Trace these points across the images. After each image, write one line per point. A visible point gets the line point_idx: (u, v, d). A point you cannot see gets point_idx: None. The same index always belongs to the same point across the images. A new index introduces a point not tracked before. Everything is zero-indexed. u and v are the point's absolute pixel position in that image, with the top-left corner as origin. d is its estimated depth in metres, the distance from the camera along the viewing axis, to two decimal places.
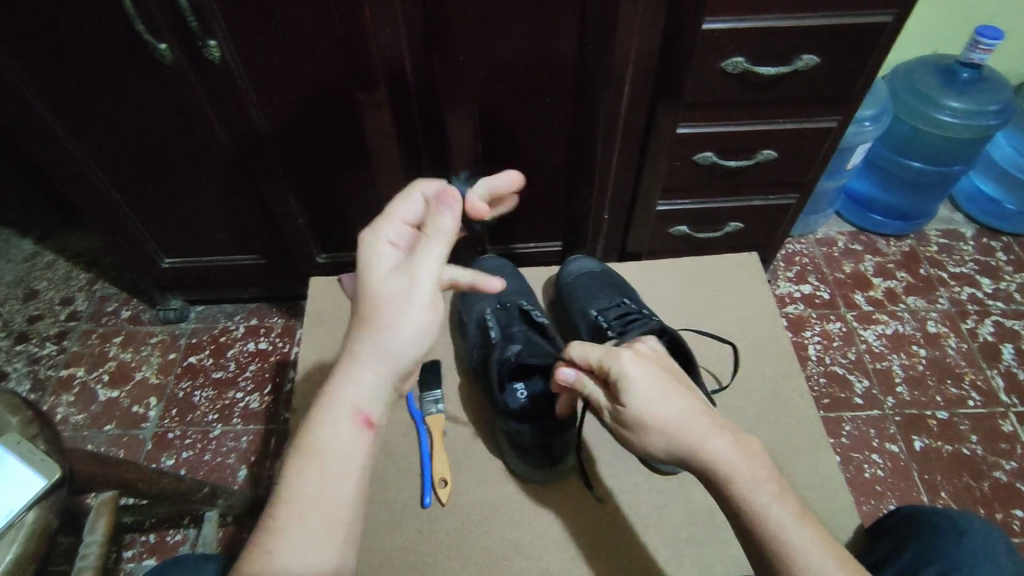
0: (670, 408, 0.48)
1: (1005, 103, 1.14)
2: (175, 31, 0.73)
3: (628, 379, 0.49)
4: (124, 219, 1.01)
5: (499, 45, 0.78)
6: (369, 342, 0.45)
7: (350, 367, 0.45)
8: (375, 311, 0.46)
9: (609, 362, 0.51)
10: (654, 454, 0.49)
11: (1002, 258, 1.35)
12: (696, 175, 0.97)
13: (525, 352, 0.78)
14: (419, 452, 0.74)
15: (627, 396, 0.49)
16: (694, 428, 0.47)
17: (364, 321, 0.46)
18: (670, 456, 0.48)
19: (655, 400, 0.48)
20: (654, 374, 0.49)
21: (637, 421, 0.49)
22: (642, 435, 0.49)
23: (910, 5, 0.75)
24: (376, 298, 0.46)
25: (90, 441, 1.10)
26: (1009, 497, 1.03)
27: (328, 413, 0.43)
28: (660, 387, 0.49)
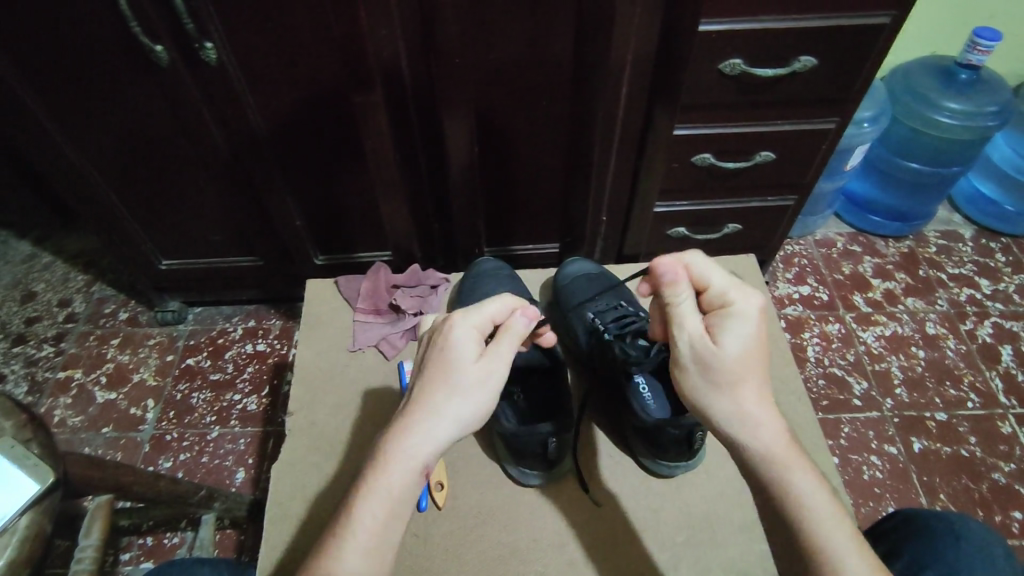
0: (756, 363, 0.51)
1: (1003, 105, 1.14)
2: (172, 33, 0.73)
3: (742, 320, 0.53)
4: (121, 221, 1.01)
5: (495, 47, 0.78)
6: (437, 410, 0.50)
7: (419, 431, 0.50)
8: (446, 385, 0.51)
9: (733, 297, 0.54)
10: (718, 386, 0.51)
11: (1001, 259, 1.35)
12: (694, 176, 0.97)
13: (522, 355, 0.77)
14: None
15: (734, 332, 0.52)
16: (765, 391, 0.51)
17: (438, 392, 0.51)
18: (737, 397, 0.50)
19: (752, 351, 0.51)
20: (762, 329, 0.53)
21: (725, 352, 0.51)
22: (717, 365, 0.51)
23: (907, 6, 0.75)
24: (451, 373, 0.52)
25: (87, 444, 1.10)
26: (1008, 499, 1.03)
27: (391, 471, 0.48)
28: (761, 341, 0.52)
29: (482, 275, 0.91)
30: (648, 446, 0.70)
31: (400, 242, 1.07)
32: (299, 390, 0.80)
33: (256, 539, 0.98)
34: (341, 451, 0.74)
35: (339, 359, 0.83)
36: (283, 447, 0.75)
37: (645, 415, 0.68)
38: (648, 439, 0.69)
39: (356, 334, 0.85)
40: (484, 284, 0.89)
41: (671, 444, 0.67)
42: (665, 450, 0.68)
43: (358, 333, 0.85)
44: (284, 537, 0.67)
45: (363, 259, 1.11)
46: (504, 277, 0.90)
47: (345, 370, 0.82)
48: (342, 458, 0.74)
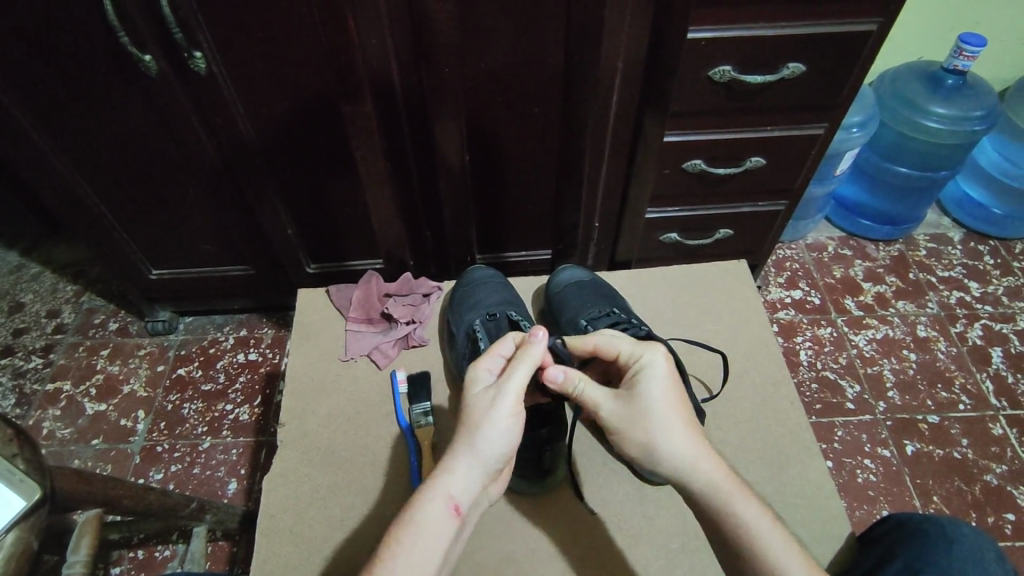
0: (672, 415, 0.57)
1: (990, 109, 1.15)
2: (160, 43, 0.72)
3: (647, 380, 0.58)
4: (110, 231, 1.01)
5: (485, 55, 0.78)
6: (474, 439, 0.54)
7: (453, 458, 0.55)
8: (468, 411, 0.57)
9: (639, 357, 0.60)
10: (643, 439, 0.57)
11: (990, 262, 1.36)
12: (685, 182, 0.97)
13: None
14: (409, 467, 0.73)
15: (639, 388, 0.58)
16: (690, 437, 0.56)
17: (462, 424, 0.56)
18: (666, 451, 0.55)
19: (669, 401, 0.57)
20: (667, 384, 0.58)
21: (641, 410, 0.57)
22: (636, 423, 0.57)
23: (894, 12, 0.76)
24: (471, 400, 0.57)
25: (77, 456, 1.09)
26: (1000, 501, 1.04)
27: (428, 497, 0.53)
28: (670, 400, 0.57)
29: (475, 284, 0.91)
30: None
31: (392, 251, 1.06)
32: (291, 400, 0.79)
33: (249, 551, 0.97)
34: (334, 461, 0.74)
35: (330, 369, 0.83)
36: (275, 458, 0.74)
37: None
38: None
39: (348, 344, 0.84)
40: (475, 293, 0.89)
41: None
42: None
43: (349, 343, 0.84)
44: (277, 550, 0.66)
45: (355, 267, 1.11)
46: (497, 286, 0.91)
47: (337, 379, 0.82)
48: (335, 469, 0.73)
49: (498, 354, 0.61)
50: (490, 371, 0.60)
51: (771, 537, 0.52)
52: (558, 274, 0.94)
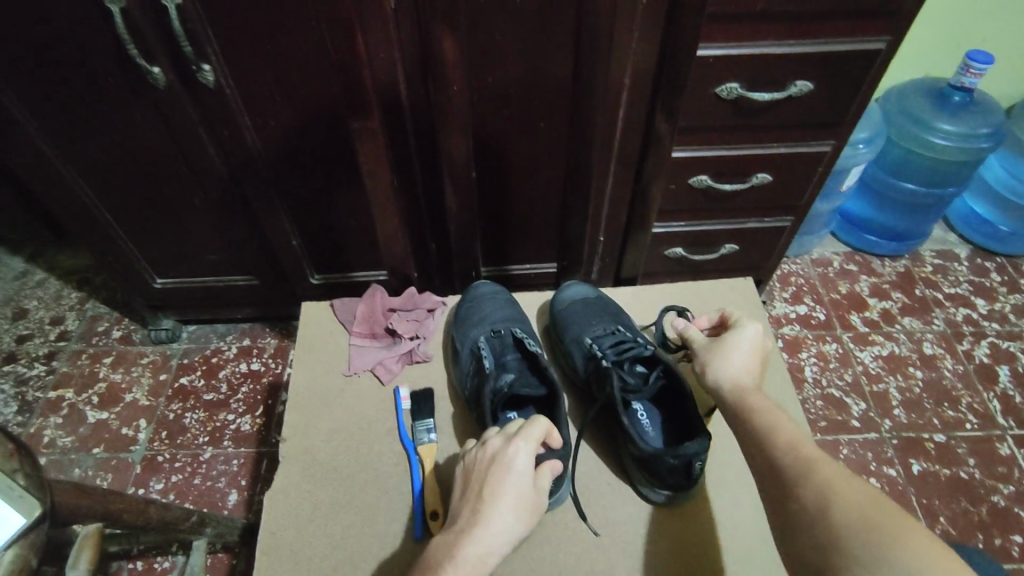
0: (751, 360, 0.65)
1: (996, 127, 1.16)
2: (170, 55, 0.73)
3: (743, 330, 0.68)
4: (116, 240, 1.01)
5: (493, 71, 0.79)
6: (521, 510, 0.55)
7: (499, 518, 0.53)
8: (512, 502, 0.55)
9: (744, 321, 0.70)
10: (719, 362, 0.65)
11: (997, 279, 1.35)
12: (691, 198, 0.97)
13: (517, 382, 0.76)
14: (411, 484, 0.72)
15: (730, 335, 0.68)
16: (749, 367, 0.64)
17: (504, 486, 0.56)
18: (724, 365, 0.65)
19: (748, 349, 0.66)
20: (763, 346, 0.67)
21: (729, 345, 0.67)
22: (714, 347, 0.68)
23: (902, 32, 0.76)
24: (514, 489, 0.55)
25: (77, 465, 1.08)
26: (1007, 522, 1.03)
27: (476, 551, 0.51)
28: (757, 356, 0.66)
29: (479, 299, 0.90)
30: (650, 476, 0.69)
31: (396, 263, 1.06)
32: (294, 415, 0.79)
33: (248, 564, 0.96)
34: (336, 477, 0.73)
35: (334, 383, 0.82)
36: (276, 473, 0.74)
37: (643, 445, 0.67)
38: (648, 468, 0.68)
39: (352, 358, 0.84)
40: (479, 310, 0.89)
41: (671, 473, 0.66)
42: (666, 478, 0.67)
43: (353, 357, 0.84)
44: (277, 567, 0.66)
45: (359, 279, 1.10)
46: (503, 302, 0.90)
47: (340, 394, 0.81)
48: (337, 485, 0.73)
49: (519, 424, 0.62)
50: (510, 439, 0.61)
51: (783, 430, 0.55)
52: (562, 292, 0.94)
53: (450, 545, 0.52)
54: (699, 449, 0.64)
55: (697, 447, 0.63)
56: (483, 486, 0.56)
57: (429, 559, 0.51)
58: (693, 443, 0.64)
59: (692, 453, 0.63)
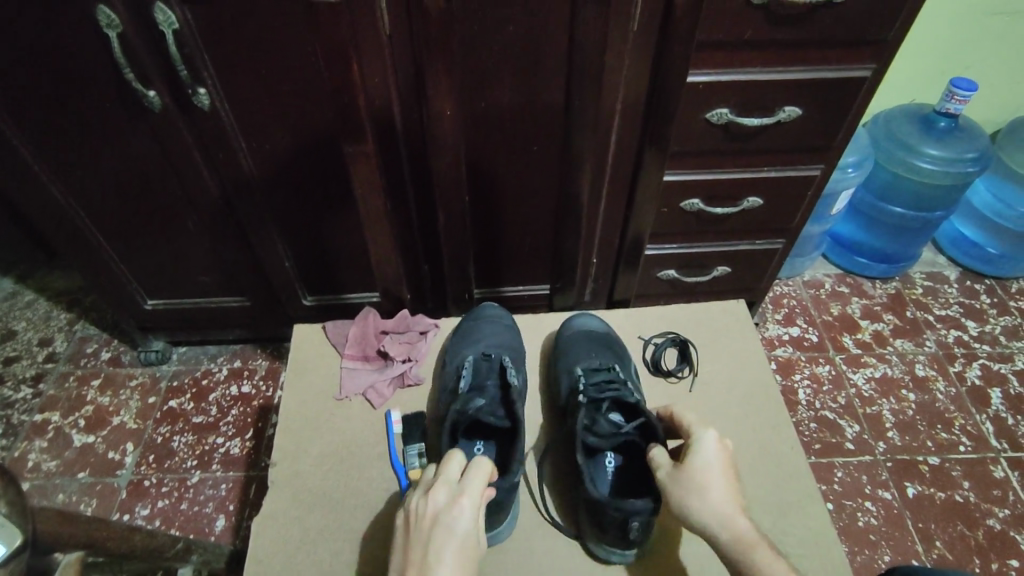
0: (727, 481, 0.60)
1: (981, 151, 1.18)
2: (166, 79, 0.73)
3: (702, 447, 0.62)
4: (107, 261, 1.00)
5: (486, 96, 0.80)
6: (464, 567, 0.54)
7: None
8: (457, 565, 0.53)
9: (699, 432, 0.63)
10: (693, 501, 0.59)
11: (986, 301, 1.36)
12: (683, 221, 0.98)
13: (485, 409, 0.74)
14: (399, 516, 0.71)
15: (692, 457, 0.61)
16: (729, 497, 0.59)
17: (446, 546, 0.54)
18: (701, 504, 0.58)
19: (719, 473, 0.60)
20: (727, 457, 0.61)
21: (695, 475, 0.60)
22: (680, 481, 0.60)
23: (887, 60, 0.77)
24: (458, 549, 0.54)
25: (61, 490, 1.06)
26: (1004, 546, 1.02)
27: None
28: (726, 469, 0.60)
29: (481, 321, 0.90)
30: (591, 524, 0.67)
31: (389, 285, 1.06)
32: (284, 439, 0.78)
33: None
34: (325, 503, 0.72)
35: (325, 407, 0.81)
36: (265, 499, 0.72)
37: (591, 488, 0.66)
38: (594, 517, 0.66)
39: (342, 382, 0.83)
40: (476, 333, 0.89)
41: (610, 526, 0.65)
42: (604, 530, 0.66)
43: (344, 381, 0.84)
44: None
45: (352, 300, 1.10)
46: (499, 327, 0.90)
47: (331, 418, 0.80)
48: (326, 511, 0.71)
49: (457, 470, 0.60)
50: (449, 487, 0.58)
51: None
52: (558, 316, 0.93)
53: None
54: (645, 506, 0.63)
55: (642, 505, 0.63)
56: (427, 547, 0.54)
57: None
58: (639, 500, 0.63)
59: (634, 509, 0.62)
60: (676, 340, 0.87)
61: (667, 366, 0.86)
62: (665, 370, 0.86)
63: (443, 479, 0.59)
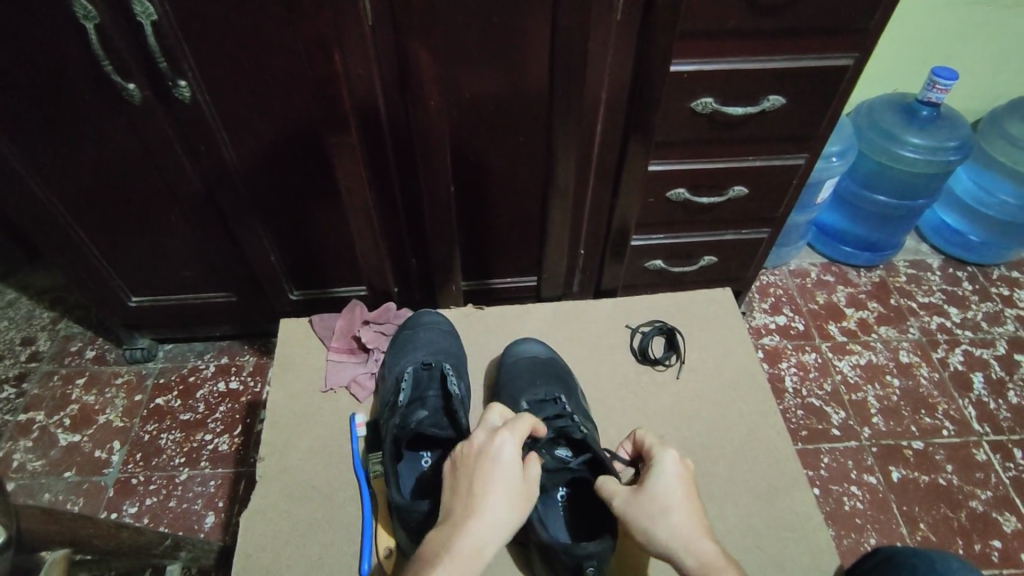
0: (690, 504, 0.57)
1: (963, 140, 1.19)
2: (145, 71, 0.72)
3: (661, 468, 0.59)
4: (89, 258, 0.99)
5: (470, 86, 0.79)
6: (512, 496, 0.55)
7: (490, 511, 0.53)
8: (503, 493, 0.54)
9: (657, 453, 0.61)
10: (654, 524, 0.56)
11: (969, 288, 1.38)
12: (669, 210, 0.98)
13: (428, 421, 0.73)
14: (360, 522, 0.70)
15: (650, 479, 0.59)
16: (691, 518, 0.56)
17: (489, 476, 0.55)
18: (661, 527, 0.55)
19: (678, 492, 0.57)
20: (688, 477, 0.59)
21: (654, 498, 0.57)
22: (639, 505, 0.57)
23: (869, 48, 0.78)
24: (503, 479, 0.55)
25: (48, 489, 1.05)
26: (986, 527, 1.04)
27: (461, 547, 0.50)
28: (687, 489, 0.58)
29: (417, 331, 0.88)
30: (545, 567, 0.64)
31: (375, 279, 1.06)
32: (271, 433, 0.78)
33: None
34: (314, 497, 0.72)
35: (312, 401, 0.81)
36: (253, 494, 0.72)
37: (541, 530, 0.63)
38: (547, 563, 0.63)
39: (328, 374, 0.83)
40: (420, 340, 0.86)
41: (563, 570, 0.61)
42: (557, 573, 0.62)
43: (330, 373, 0.83)
44: None
45: (339, 294, 1.10)
46: (440, 333, 0.88)
47: (319, 411, 0.80)
48: (316, 504, 0.71)
49: (499, 411, 0.62)
50: (490, 426, 0.60)
51: None
52: (544, 307, 0.94)
53: (444, 540, 0.51)
54: (599, 549, 0.60)
55: (596, 548, 0.60)
56: (471, 480, 0.55)
57: (423, 559, 0.51)
58: (590, 543, 0.60)
59: (586, 553, 0.59)
60: (664, 328, 0.87)
61: (655, 355, 0.87)
62: (652, 358, 0.86)
63: (485, 420, 0.61)
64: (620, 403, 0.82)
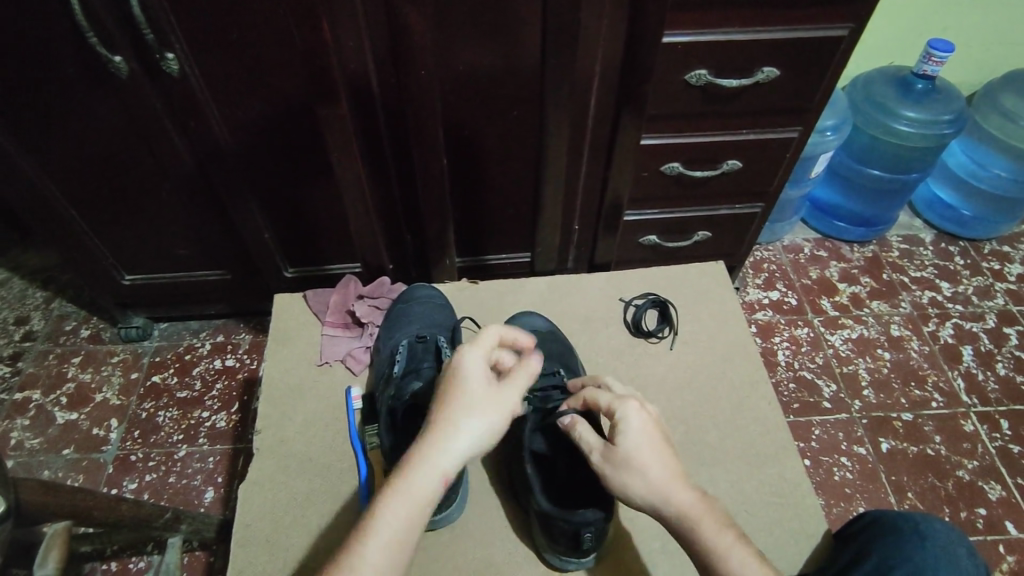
0: (665, 455, 0.56)
1: (957, 114, 1.19)
2: (131, 43, 0.71)
3: (622, 426, 0.57)
4: (80, 236, 0.98)
5: (462, 58, 0.78)
6: (474, 416, 0.54)
7: (452, 436, 0.53)
8: (464, 410, 0.55)
9: (620, 409, 0.58)
10: (634, 483, 0.55)
11: (960, 262, 1.39)
12: (663, 185, 0.98)
13: (423, 392, 0.74)
14: (358, 494, 0.71)
15: (619, 438, 0.57)
16: (665, 467, 0.55)
17: (455, 391, 0.56)
18: (641, 487, 0.55)
19: (649, 447, 0.56)
20: (655, 426, 0.57)
21: (629, 460, 0.55)
22: (617, 468, 0.56)
23: (864, 19, 0.77)
24: (466, 393, 0.56)
25: (47, 467, 1.06)
26: (972, 496, 1.06)
27: (419, 467, 0.52)
28: (655, 439, 0.57)
29: (415, 302, 0.89)
30: (544, 535, 0.65)
31: (369, 255, 1.06)
32: (267, 407, 0.78)
33: (225, 560, 0.96)
34: (310, 470, 0.73)
35: (308, 376, 0.82)
36: (251, 466, 0.73)
37: (542, 500, 0.64)
38: (545, 530, 0.64)
39: (323, 348, 0.84)
40: (411, 315, 0.87)
41: (562, 536, 0.63)
42: (555, 541, 0.64)
43: (325, 347, 0.84)
44: (251, 561, 0.66)
45: (334, 271, 1.10)
46: (436, 306, 0.88)
47: (315, 386, 0.81)
48: (313, 476, 0.73)
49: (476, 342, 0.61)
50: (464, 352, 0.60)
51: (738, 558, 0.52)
52: (538, 281, 0.94)
53: (408, 456, 0.54)
54: (596, 516, 0.61)
55: (593, 516, 0.61)
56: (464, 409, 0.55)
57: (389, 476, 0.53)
58: (588, 510, 0.61)
59: (583, 520, 0.60)
60: (657, 301, 0.88)
61: (648, 327, 0.87)
62: (646, 331, 0.87)
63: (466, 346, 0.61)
64: (613, 374, 0.83)
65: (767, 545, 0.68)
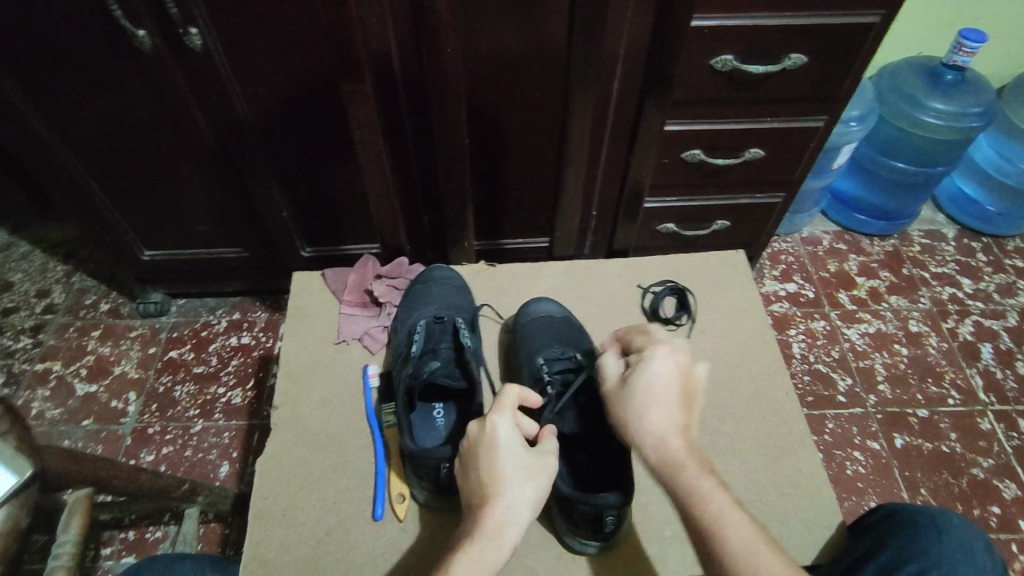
0: (668, 404, 0.58)
1: (987, 106, 1.16)
2: (155, 18, 0.71)
3: (648, 365, 0.60)
4: (102, 210, 0.99)
5: (485, 39, 0.77)
6: (524, 481, 0.55)
7: (507, 502, 0.54)
8: (512, 472, 0.55)
9: (649, 354, 0.61)
10: (634, 418, 0.58)
11: (983, 259, 1.37)
12: (684, 172, 0.97)
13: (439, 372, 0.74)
14: (374, 471, 0.71)
15: (638, 374, 0.60)
16: (669, 416, 0.57)
17: (495, 457, 0.56)
18: (639, 422, 0.58)
19: (664, 394, 0.58)
20: (677, 381, 0.59)
21: (637, 396, 0.59)
22: (624, 398, 0.60)
23: (897, 5, 0.75)
24: (506, 457, 0.56)
25: (67, 436, 1.08)
26: (986, 494, 1.05)
27: (485, 537, 0.52)
28: (674, 389, 0.59)
29: (432, 284, 0.89)
30: (565, 518, 0.65)
31: (387, 236, 1.06)
32: (285, 384, 0.79)
33: (240, 533, 0.97)
34: (327, 447, 0.73)
35: (326, 354, 0.82)
36: (268, 440, 0.74)
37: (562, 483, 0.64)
38: (567, 515, 0.64)
39: (341, 327, 0.84)
40: (428, 297, 0.87)
41: (583, 519, 0.63)
42: (576, 524, 0.64)
43: (342, 326, 0.84)
44: (268, 534, 0.67)
45: (351, 251, 1.10)
46: (452, 288, 0.88)
47: (332, 363, 0.81)
48: (329, 452, 0.73)
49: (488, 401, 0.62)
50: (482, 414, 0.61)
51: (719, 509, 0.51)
52: (556, 266, 0.93)
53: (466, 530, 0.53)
54: (619, 501, 0.61)
55: (615, 500, 0.61)
56: (476, 465, 0.56)
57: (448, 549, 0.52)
58: (610, 494, 0.61)
59: (605, 503, 0.60)
60: (675, 289, 0.87)
61: (666, 314, 0.87)
62: (663, 318, 0.86)
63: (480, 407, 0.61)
64: None
65: (779, 535, 0.68)
